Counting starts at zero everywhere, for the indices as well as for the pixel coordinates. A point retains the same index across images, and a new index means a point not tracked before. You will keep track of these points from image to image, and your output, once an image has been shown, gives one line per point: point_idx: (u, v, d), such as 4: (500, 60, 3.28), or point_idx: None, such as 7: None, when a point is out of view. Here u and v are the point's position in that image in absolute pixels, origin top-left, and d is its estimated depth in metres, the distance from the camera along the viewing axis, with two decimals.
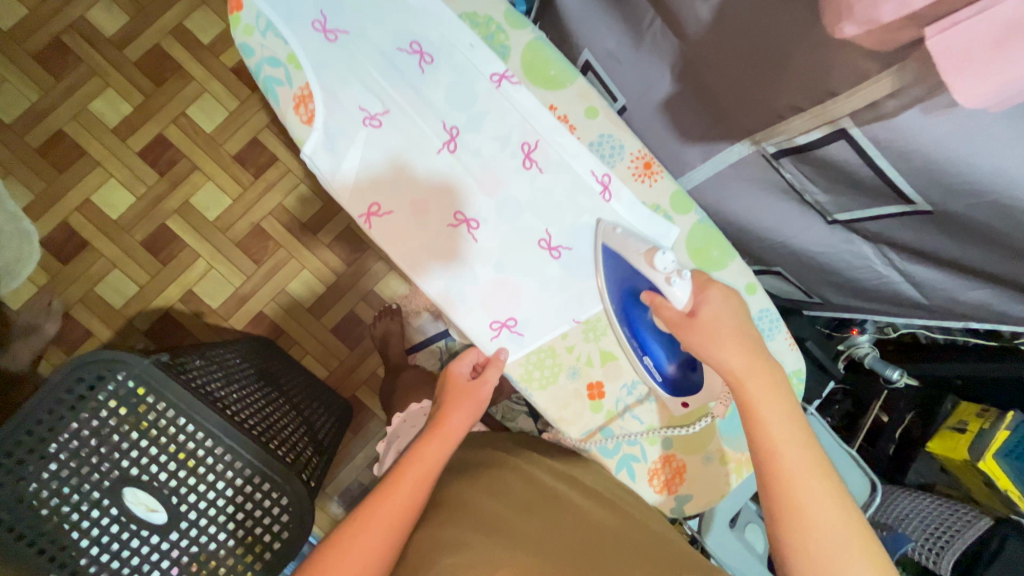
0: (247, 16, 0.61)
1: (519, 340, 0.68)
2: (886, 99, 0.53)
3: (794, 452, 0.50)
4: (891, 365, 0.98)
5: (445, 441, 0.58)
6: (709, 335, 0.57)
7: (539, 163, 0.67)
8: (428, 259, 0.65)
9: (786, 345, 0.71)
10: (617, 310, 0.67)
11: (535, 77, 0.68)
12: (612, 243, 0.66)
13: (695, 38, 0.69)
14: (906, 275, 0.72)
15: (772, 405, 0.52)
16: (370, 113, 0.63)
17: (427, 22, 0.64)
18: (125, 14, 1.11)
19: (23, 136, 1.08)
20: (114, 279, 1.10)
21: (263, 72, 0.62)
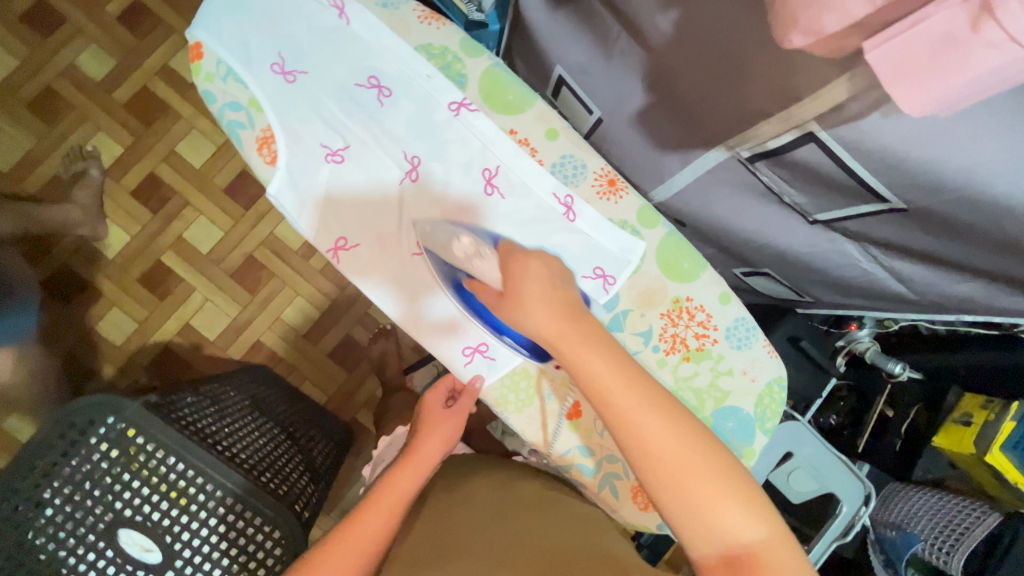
0: (208, 64, 0.64)
1: (491, 364, 0.67)
2: (848, 102, 0.53)
3: (626, 400, 0.49)
4: (892, 359, 0.95)
5: (419, 468, 0.62)
6: (515, 307, 0.51)
7: (500, 189, 0.67)
8: (392, 290, 0.66)
9: (766, 353, 0.69)
10: (461, 302, 0.63)
11: (493, 102, 0.68)
12: (428, 241, 0.63)
13: (660, 49, 0.69)
14: (892, 271, 0.72)
15: (593, 364, 0.49)
16: (332, 149, 0.65)
17: (384, 55, 0.65)
18: (112, 58, 1.14)
19: (19, 184, 1.10)
20: (114, 317, 1.13)
21: (225, 117, 0.64)
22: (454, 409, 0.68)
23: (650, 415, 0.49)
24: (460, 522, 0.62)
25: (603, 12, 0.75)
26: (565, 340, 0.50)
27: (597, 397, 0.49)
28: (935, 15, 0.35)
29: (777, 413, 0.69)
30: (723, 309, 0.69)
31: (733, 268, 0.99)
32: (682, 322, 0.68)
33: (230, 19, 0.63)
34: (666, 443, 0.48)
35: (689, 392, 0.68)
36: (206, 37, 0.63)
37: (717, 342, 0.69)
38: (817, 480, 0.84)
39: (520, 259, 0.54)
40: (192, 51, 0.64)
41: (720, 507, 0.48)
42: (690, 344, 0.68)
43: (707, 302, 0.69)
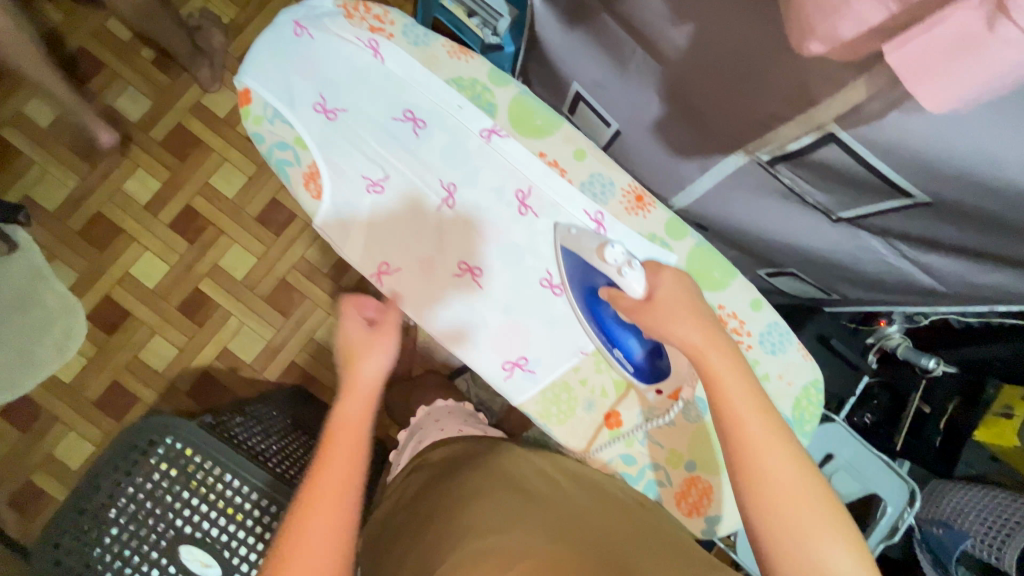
0: (256, 107, 0.67)
1: (532, 378, 0.70)
2: (866, 102, 0.54)
3: (754, 417, 0.51)
4: (926, 354, 0.96)
5: (361, 397, 0.60)
6: (663, 314, 0.58)
7: (534, 208, 0.69)
8: (437, 310, 0.69)
9: (800, 356, 0.69)
10: (583, 307, 0.67)
11: (523, 128, 0.70)
12: (568, 244, 0.67)
13: (675, 62, 0.71)
14: (919, 264, 0.72)
15: (733, 381, 0.53)
16: (372, 180, 0.68)
17: (418, 91, 0.68)
18: (148, 99, 1.21)
19: (65, 222, 1.16)
20: (156, 345, 1.17)
21: (274, 155, 0.67)
22: (378, 329, 0.63)
23: (774, 438, 0.51)
24: (475, 504, 0.57)
25: (613, 26, 0.76)
26: (711, 351, 0.55)
27: (724, 410, 0.52)
28: (953, 17, 0.36)
29: (814, 414, 0.70)
30: (754, 315, 0.69)
31: (757, 270, 0.99)
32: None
33: (273, 64, 0.66)
34: (787, 468, 0.49)
35: None
36: (251, 83, 0.66)
37: (751, 348, 0.70)
38: (857, 480, 0.84)
39: (673, 274, 0.62)
40: (238, 96, 0.67)
41: (827, 545, 0.47)
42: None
43: (740, 308, 0.69)
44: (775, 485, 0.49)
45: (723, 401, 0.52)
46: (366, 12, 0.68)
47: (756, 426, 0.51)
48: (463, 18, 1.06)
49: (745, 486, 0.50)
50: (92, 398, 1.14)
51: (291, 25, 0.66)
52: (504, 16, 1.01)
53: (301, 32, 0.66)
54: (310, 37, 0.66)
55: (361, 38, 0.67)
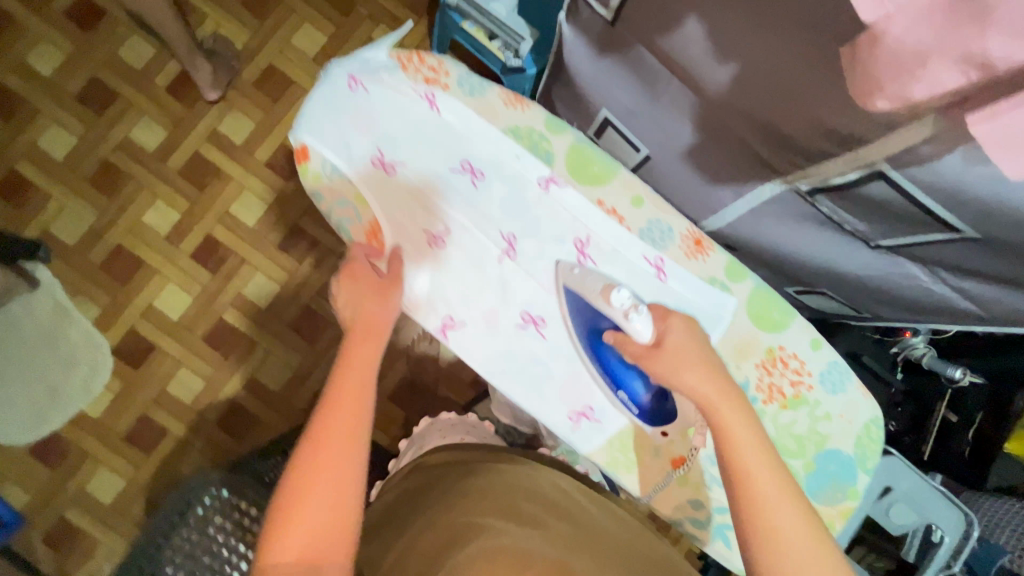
0: (314, 164, 0.67)
1: (598, 427, 0.72)
2: (921, 144, 0.54)
3: (767, 476, 0.52)
4: (951, 364, 0.98)
5: (377, 340, 0.61)
6: (673, 364, 0.60)
7: (593, 257, 0.69)
8: (504, 364, 0.70)
9: (860, 394, 0.70)
10: (589, 350, 0.68)
11: (581, 177, 0.71)
12: (571, 283, 0.68)
13: (714, 95, 0.71)
14: (959, 290, 0.73)
15: (744, 433, 0.54)
16: (434, 234, 0.68)
17: (477, 142, 0.68)
18: (163, 127, 1.19)
19: (85, 256, 1.15)
20: (182, 377, 1.16)
21: (334, 213, 0.68)
22: (389, 277, 0.65)
23: (788, 499, 0.51)
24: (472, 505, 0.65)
25: (648, 57, 0.75)
26: (720, 405, 0.56)
27: (734, 460, 0.53)
28: None
29: (876, 449, 0.71)
30: (815, 354, 0.71)
31: (786, 287, 0.99)
32: (778, 371, 0.70)
33: (330, 120, 0.66)
34: (801, 529, 0.50)
35: (790, 440, 0.70)
36: (308, 139, 0.66)
37: (812, 388, 0.71)
38: (916, 514, 0.78)
39: (681, 322, 0.64)
40: (295, 152, 0.68)
41: None
42: (786, 392, 0.70)
43: (801, 349, 0.70)
44: (783, 539, 0.49)
45: (732, 450, 0.53)
46: (422, 63, 0.69)
47: (769, 484, 0.52)
48: (484, 41, 1.07)
49: (750, 526, 0.51)
50: (122, 433, 1.14)
51: (345, 78, 0.66)
52: (524, 37, 1.02)
53: (355, 86, 0.66)
54: (365, 90, 0.66)
55: (418, 90, 0.67)
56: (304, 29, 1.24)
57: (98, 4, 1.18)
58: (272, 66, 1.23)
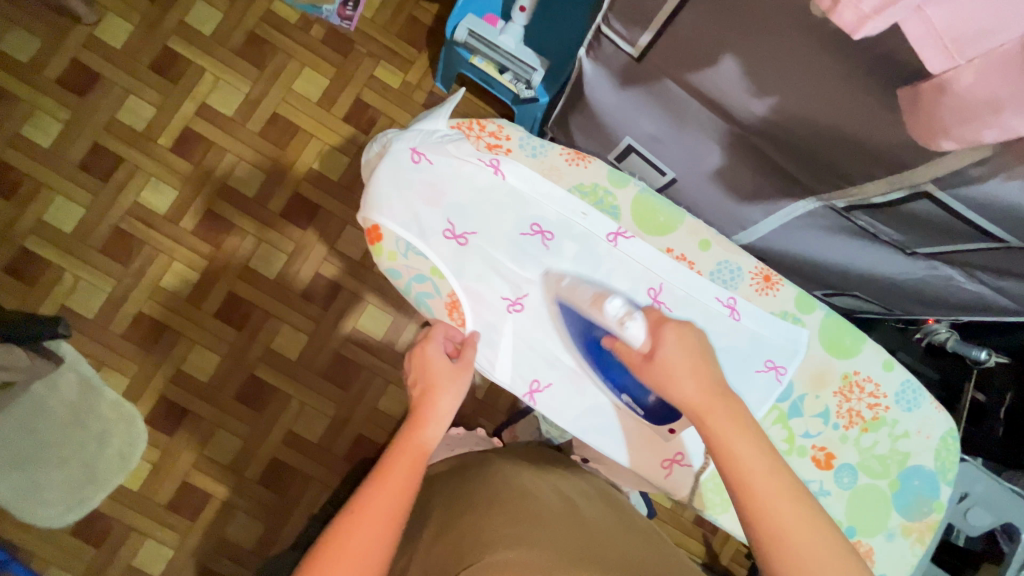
0: (388, 243, 0.67)
1: (691, 471, 0.72)
2: (970, 167, 0.57)
3: (765, 480, 0.52)
4: (976, 347, 1.00)
5: (439, 423, 0.60)
6: (665, 375, 0.57)
7: (667, 304, 0.71)
8: (593, 419, 0.72)
9: (935, 409, 0.73)
10: (589, 355, 0.69)
11: (647, 226, 0.73)
12: (562, 294, 0.68)
13: (749, 124, 0.72)
14: (996, 289, 0.76)
15: (738, 439, 0.54)
16: (512, 300, 0.70)
17: (543, 204, 0.69)
18: (173, 188, 1.18)
19: (106, 327, 1.13)
20: (218, 439, 1.14)
21: (413, 289, 0.69)
22: (460, 363, 0.65)
23: (790, 502, 0.51)
24: (484, 514, 0.63)
25: (675, 89, 0.76)
26: (713, 413, 0.55)
27: (732, 467, 0.53)
28: None
29: (955, 462, 0.73)
30: (887, 376, 0.73)
31: (814, 291, 1.02)
32: (855, 396, 0.72)
33: (399, 197, 0.66)
34: (805, 531, 0.50)
35: (873, 461, 0.72)
36: (380, 219, 0.66)
37: (888, 408, 0.73)
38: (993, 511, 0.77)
39: (674, 331, 0.59)
40: (367, 233, 0.68)
41: None
42: (864, 415, 0.72)
43: (875, 373, 0.73)
44: (788, 539, 0.49)
45: (728, 458, 0.53)
46: (482, 130, 0.71)
47: (767, 488, 0.51)
48: (495, 74, 1.07)
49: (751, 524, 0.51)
50: (164, 502, 1.12)
51: (409, 153, 0.66)
52: (536, 68, 1.03)
53: (419, 159, 0.66)
54: (430, 163, 0.67)
55: (483, 158, 0.68)
56: (304, 74, 1.23)
57: (94, 72, 1.17)
58: (277, 114, 1.22)
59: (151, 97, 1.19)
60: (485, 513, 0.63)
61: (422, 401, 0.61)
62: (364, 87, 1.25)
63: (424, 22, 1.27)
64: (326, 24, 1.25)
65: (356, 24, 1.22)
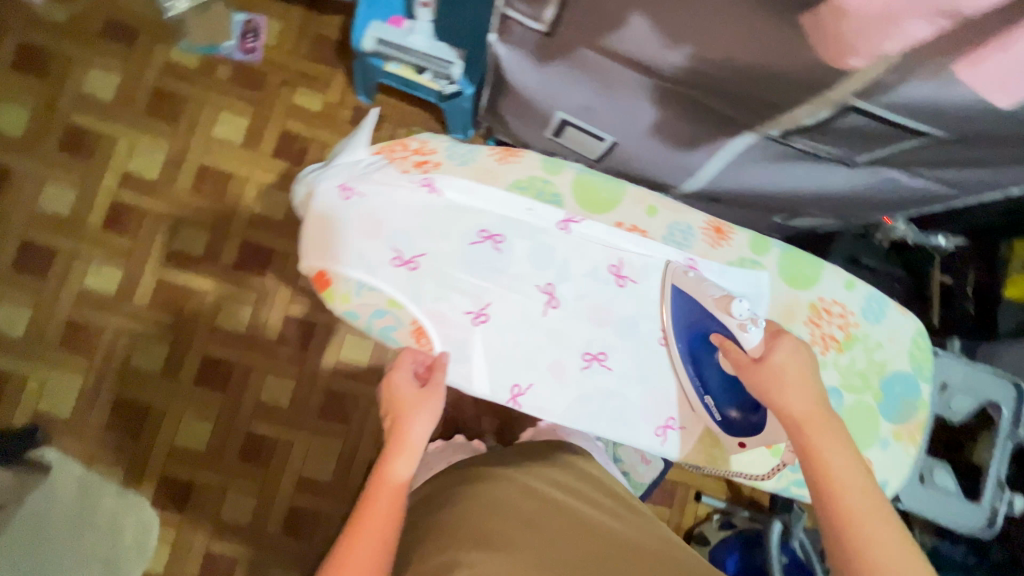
0: (338, 287, 0.66)
1: (686, 433, 0.73)
2: (885, 74, 0.58)
3: (857, 496, 0.53)
4: (933, 235, 1.04)
5: (413, 450, 0.58)
6: (774, 379, 0.59)
7: (630, 277, 0.74)
8: (583, 406, 0.72)
9: (901, 315, 0.76)
10: (685, 346, 0.71)
11: (594, 205, 0.73)
12: (682, 284, 0.71)
13: (670, 76, 0.72)
14: (937, 179, 0.79)
15: (836, 454, 0.55)
16: (477, 312, 0.70)
17: (486, 210, 0.70)
18: (118, 266, 1.13)
19: (87, 422, 1.10)
20: (232, 502, 1.13)
21: (375, 325, 0.68)
22: (428, 387, 0.63)
23: (879, 521, 0.51)
24: (460, 505, 0.62)
25: (592, 55, 0.75)
26: (812, 424, 0.57)
27: (825, 478, 0.54)
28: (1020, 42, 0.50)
29: (929, 358, 0.76)
30: (852, 295, 0.75)
31: (773, 217, 1.05)
32: (828, 319, 0.75)
33: (337, 237, 0.66)
34: (890, 550, 0.50)
35: (856, 378, 0.75)
36: (322, 265, 0.66)
37: (857, 324, 0.76)
38: (969, 392, 0.77)
39: (793, 342, 0.61)
40: (314, 281, 0.67)
41: None
42: (838, 336, 0.75)
43: (838, 294, 0.75)
44: (868, 553, 0.50)
45: (821, 467, 0.54)
46: (407, 149, 0.70)
47: (858, 504, 0.52)
48: (414, 76, 1.05)
49: (838, 533, 0.52)
50: None
51: (338, 190, 0.66)
52: (454, 62, 1.02)
53: (349, 195, 0.66)
54: (361, 196, 0.67)
55: (415, 178, 0.68)
56: (221, 118, 1.19)
57: (3, 168, 1.12)
58: (204, 166, 1.18)
59: (69, 179, 1.14)
60: (461, 510, 0.61)
61: (394, 430, 0.60)
62: (287, 118, 1.20)
63: (331, 37, 1.23)
64: (231, 61, 1.20)
65: (262, 55, 1.21)
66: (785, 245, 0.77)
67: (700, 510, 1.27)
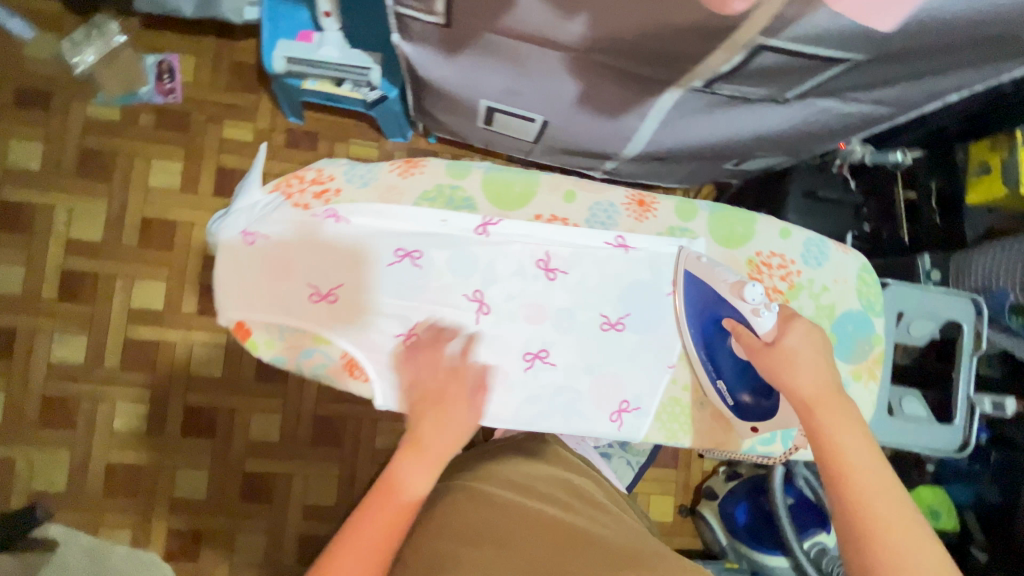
0: (259, 334, 0.67)
1: (641, 414, 0.73)
2: (786, 7, 0.56)
3: (869, 476, 0.54)
4: (890, 151, 1.01)
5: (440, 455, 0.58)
6: (784, 362, 0.60)
7: (559, 268, 0.72)
8: (532, 406, 0.71)
9: (841, 253, 0.77)
10: (698, 332, 0.72)
11: (507, 202, 0.73)
12: (695, 269, 0.71)
13: (578, 47, 0.70)
14: (871, 100, 0.78)
15: (846, 434, 0.56)
16: (406, 333, 0.68)
17: (398, 229, 0.69)
18: (80, 334, 1.12)
19: (84, 491, 1.11)
20: (244, 543, 1.14)
21: (304, 365, 0.67)
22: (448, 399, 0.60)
23: (892, 502, 0.53)
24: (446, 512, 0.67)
25: (496, 39, 0.72)
26: (823, 405, 0.58)
27: (836, 458, 0.55)
28: None
29: (877, 293, 0.77)
30: (788, 242, 0.76)
31: (723, 165, 1.02)
32: (769, 272, 0.75)
33: (248, 286, 0.66)
34: (900, 529, 0.51)
35: None
36: (241, 314, 0.66)
37: (799, 271, 0.76)
38: (931, 318, 0.80)
39: (806, 325, 0.62)
40: (235, 332, 0.67)
41: None
42: (782, 287, 0.75)
43: (774, 245, 0.76)
44: (878, 530, 0.51)
45: (833, 447, 0.56)
46: (303, 181, 0.69)
47: (870, 484, 0.54)
48: (335, 89, 1.02)
49: (847, 515, 0.53)
50: None
51: (241, 236, 0.66)
52: (370, 67, 0.97)
53: (253, 239, 0.66)
54: (265, 237, 0.66)
55: (317, 211, 0.67)
56: (153, 165, 1.16)
57: None
58: (146, 218, 1.15)
59: (14, 257, 1.12)
60: (443, 515, 0.67)
61: (420, 417, 0.59)
62: (220, 153, 1.18)
63: (248, 63, 1.19)
64: (152, 106, 1.17)
65: (182, 94, 1.17)
66: (712, 206, 0.77)
67: (707, 465, 1.29)
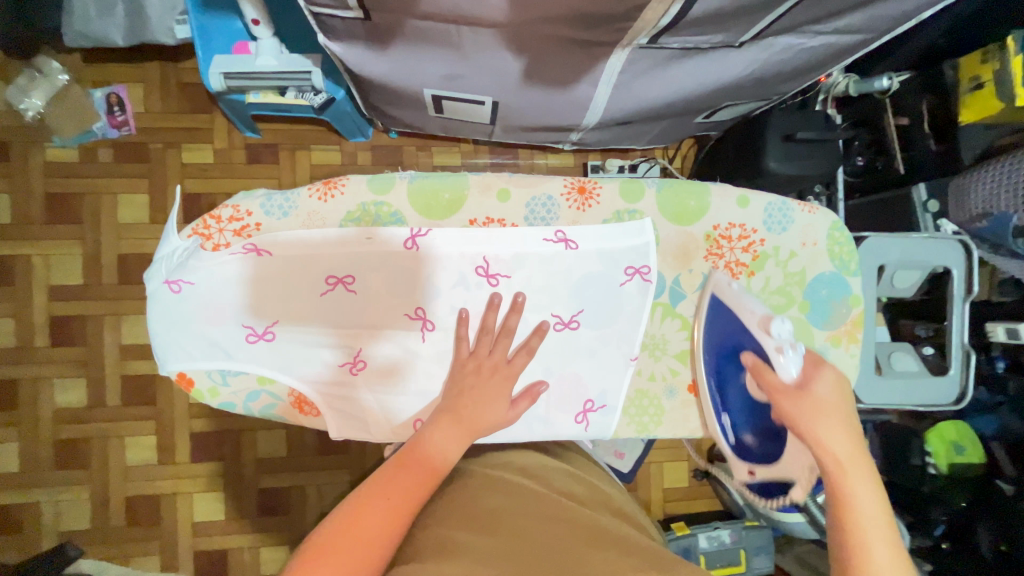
0: (203, 382, 0.69)
1: (606, 411, 0.74)
2: None
3: (885, 552, 0.49)
4: (876, 78, 0.93)
5: (471, 428, 0.64)
6: (813, 412, 0.56)
7: (500, 273, 0.70)
8: None
9: (807, 214, 0.74)
10: (714, 364, 0.71)
11: (437, 211, 0.70)
12: (722, 295, 0.70)
13: (507, 21, 0.65)
14: (836, 29, 0.73)
15: (867, 504, 0.51)
16: (352, 361, 0.69)
17: (326, 256, 0.68)
18: (79, 376, 1.14)
19: (109, 525, 1.15)
20: (266, 556, 1.17)
21: (253, 407, 0.70)
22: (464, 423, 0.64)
23: None
24: (462, 493, 0.68)
25: (424, 25, 0.68)
26: (850, 468, 0.53)
27: (853, 529, 0.51)
28: None
29: (851, 252, 0.74)
30: (748, 210, 0.73)
31: (695, 119, 0.97)
32: (729, 244, 0.73)
33: (181, 339, 0.68)
34: None
35: (771, 295, 0.74)
36: (182, 365, 0.68)
37: (763, 239, 0.74)
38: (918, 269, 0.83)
39: (835, 374, 0.59)
40: (180, 381, 0.70)
41: None
42: (745, 258, 0.74)
43: (732, 215, 0.73)
44: None
45: (853, 515, 0.51)
46: (220, 220, 0.68)
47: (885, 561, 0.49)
48: (280, 98, 0.99)
49: None
50: None
51: (166, 286, 0.67)
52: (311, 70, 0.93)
53: (178, 287, 0.67)
54: (190, 284, 0.67)
55: (236, 248, 0.67)
56: (121, 201, 1.15)
57: None
58: (123, 253, 1.15)
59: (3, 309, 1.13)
60: (458, 495, 0.68)
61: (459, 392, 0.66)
62: (184, 179, 1.16)
63: (197, 82, 1.16)
64: (108, 140, 1.15)
65: (135, 124, 1.15)
66: (662, 180, 0.74)
67: None
